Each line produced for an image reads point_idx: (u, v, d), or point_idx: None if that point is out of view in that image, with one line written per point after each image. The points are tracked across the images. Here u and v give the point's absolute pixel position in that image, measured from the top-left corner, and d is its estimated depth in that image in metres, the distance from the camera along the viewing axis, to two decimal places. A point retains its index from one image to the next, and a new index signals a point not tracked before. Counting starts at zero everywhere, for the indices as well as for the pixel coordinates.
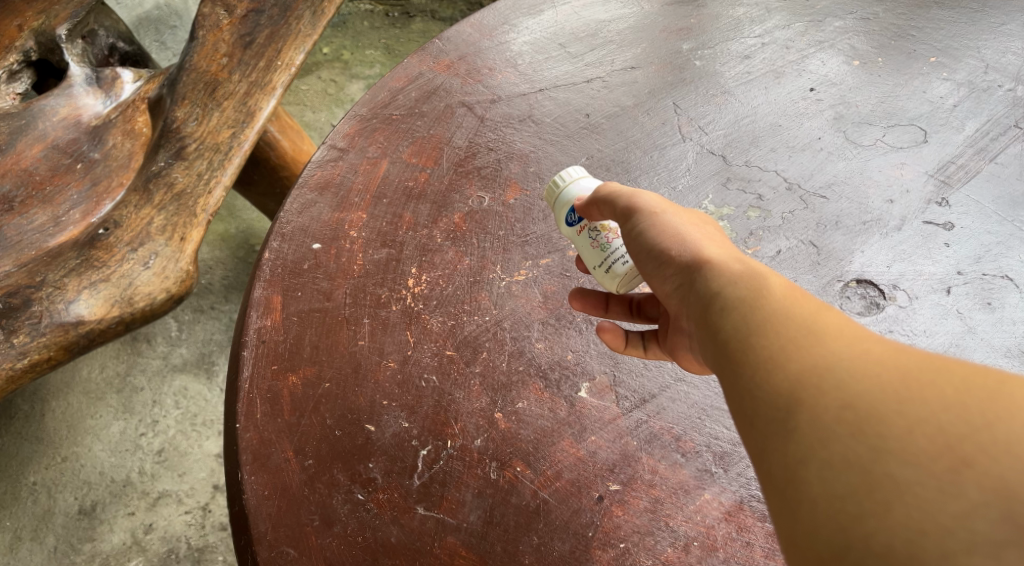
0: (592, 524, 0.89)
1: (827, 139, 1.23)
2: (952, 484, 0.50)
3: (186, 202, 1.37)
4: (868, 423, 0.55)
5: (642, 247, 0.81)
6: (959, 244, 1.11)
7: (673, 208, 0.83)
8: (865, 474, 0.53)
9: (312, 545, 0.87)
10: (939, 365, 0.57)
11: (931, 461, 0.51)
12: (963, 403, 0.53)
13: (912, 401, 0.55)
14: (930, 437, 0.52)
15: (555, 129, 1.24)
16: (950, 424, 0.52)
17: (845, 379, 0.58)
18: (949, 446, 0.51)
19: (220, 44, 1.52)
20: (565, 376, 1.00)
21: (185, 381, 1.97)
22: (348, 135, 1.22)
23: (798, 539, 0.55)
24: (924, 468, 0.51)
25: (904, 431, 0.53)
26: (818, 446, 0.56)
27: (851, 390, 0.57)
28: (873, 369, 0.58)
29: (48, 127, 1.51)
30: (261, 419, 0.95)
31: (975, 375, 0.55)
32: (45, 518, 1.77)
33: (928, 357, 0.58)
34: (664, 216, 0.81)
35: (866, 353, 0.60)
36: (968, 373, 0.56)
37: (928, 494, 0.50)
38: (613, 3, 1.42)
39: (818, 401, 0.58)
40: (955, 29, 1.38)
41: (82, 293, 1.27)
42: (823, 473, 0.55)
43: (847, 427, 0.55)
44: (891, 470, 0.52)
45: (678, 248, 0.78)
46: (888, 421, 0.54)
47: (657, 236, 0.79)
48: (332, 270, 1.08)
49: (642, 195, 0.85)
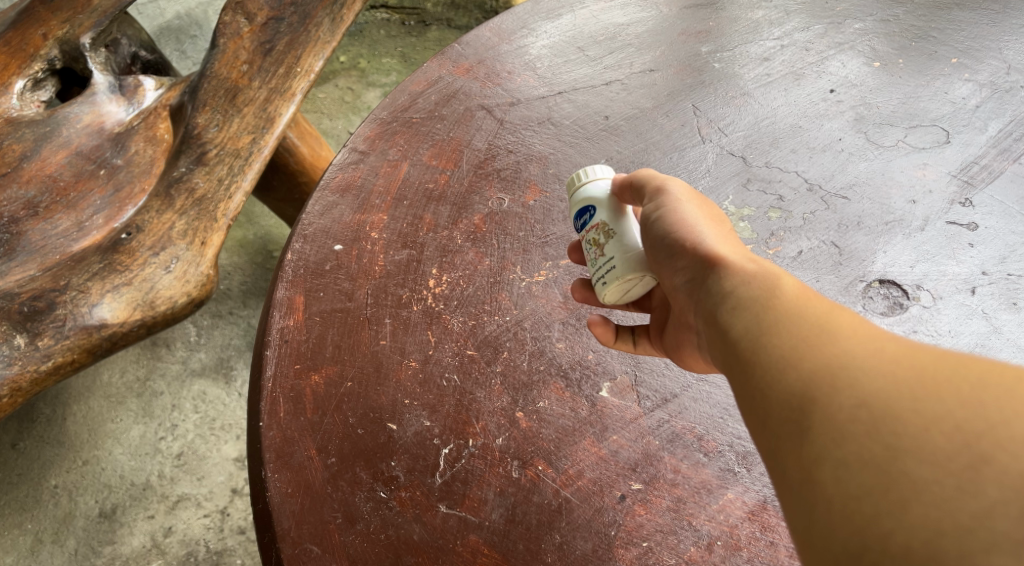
0: (614, 523, 0.89)
1: (849, 140, 1.23)
2: (971, 483, 0.51)
3: (207, 207, 1.39)
4: (883, 421, 0.56)
5: (659, 236, 0.84)
6: (984, 244, 1.11)
7: (695, 200, 0.87)
8: (882, 473, 0.54)
9: (335, 543, 0.87)
10: (954, 361, 0.58)
11: (949, 461, 0.52)
12: (979, 399, 0.54)
13: (928, 399, 0.56)
14: (947, 436, 0.53)
15: (574, 131, 1.25)
16: (966, 422, 0.53)
17: (859, 377, 0.59)
18: (967, 444, 0.52)
19: (241, 51, 1.53)
20: (586, 375, 1.00)
21: (204, 386, 1.98)
22: (369, 138, 1.23)
23: (815, 539, 0.56)
24: (942, 467, 0.52)
25: (920, 429, 0.54)
26: (832, 446, 0.57)
27: (865, 388, 0.58)
28: (887, 367, 0.59)
29: (72, 133, 1.53)
30: (284, 418, 0.96)
31: (990, 370, 0.56)
32: (66, 521, 1.78)
33: (942, 353, 0.59)
34: (685, 206, 0.85)
35: (879, 350, 0.61)
36: (983, 367, 0.56)
37: (946, 493, 0.51)
38: (632, 7, 1.43)
39: (831, 400, 0.59)
40: (977, 30, 1.37)
41: (105, 296, 1.28)
42: (839, 473, 0.56)
43: (862, 426, 0.56)
44: (907, 469, 0.53)
45: (695, 238, 0.80)
46: (903, 419, 0.55)
47: (675, 224, 0.82)
48: (354, 270, 1.09)
49: (668, 182, 0.88)
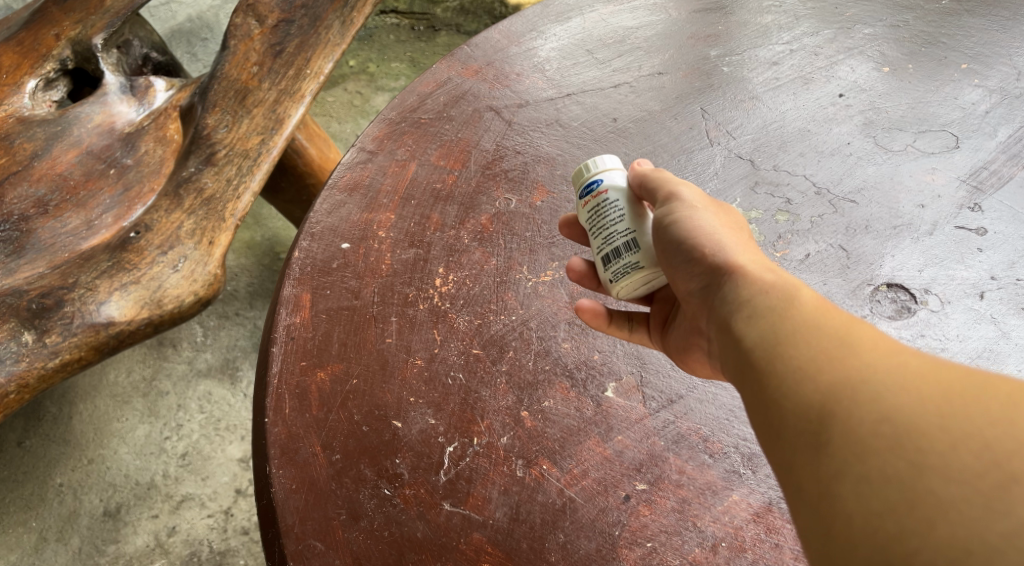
0: (619, 523, 0.89)
1: (857, 144, 1.22)
2: (1000, 502, 0.50)
3: (216, 207, 1.39)
4: (907, 436, 0.55)
5: (672, 237, 0.82)
6: (992, 249, 1.10)
7: (710, 205, 0.84)
8: (906, 490, 0.53)
9: (339, 539, 0.87)
10: (979, 379, 0.58)
11: (976, 478, 0.52)
12: (1009, 419, 0.54)
13: (955, 416, 0.55)
14: (975, 453, 0.53)
15: (582, 133, 1.25)
16: (995, 441, 0.53)
17: (882, 391, 0.59)
18: (996, 463, 0.52)
19: (252, 53, 1.54)
20: (591, 376, 1.00)
21: (210, 386, 1.99)
22: (377, 138, 1.24)
23: (833, 554, 0.56)
24: (969, 485, 0.52)
25: (945, 446, 0.54)
26: (852, 460, 0.57)
27: (888, 402, 0.58)
28: (910, 383, 0.59)
29: (83, 133, 1.55)
30: (290, 414, 0.96)
31: (1018, 391, 0.56)
32: (71, 519, 1.79)
33: (968, 370, 0.59)
34: (701, 212, 0.82)
35: (902, 363, 0.60)
36: (1011, 388, 0.56)
37: (974, 512, 0.51)
38: (641, 11, 1.43)
39: (851, 414, 0.59)
40: (987, 36, 1.37)
41: (114, 294, 1.29)
42: (859, 488, 0.55)
43: (885, 441, 0.56)
44: (933, 487, 0.53)
45: (708, 246, 0.78)
46: (929, 435, 0.55)
47: (688, 231, 0.80)
48: (361, 269, 1.09)
49: (681, 190, 0.85)
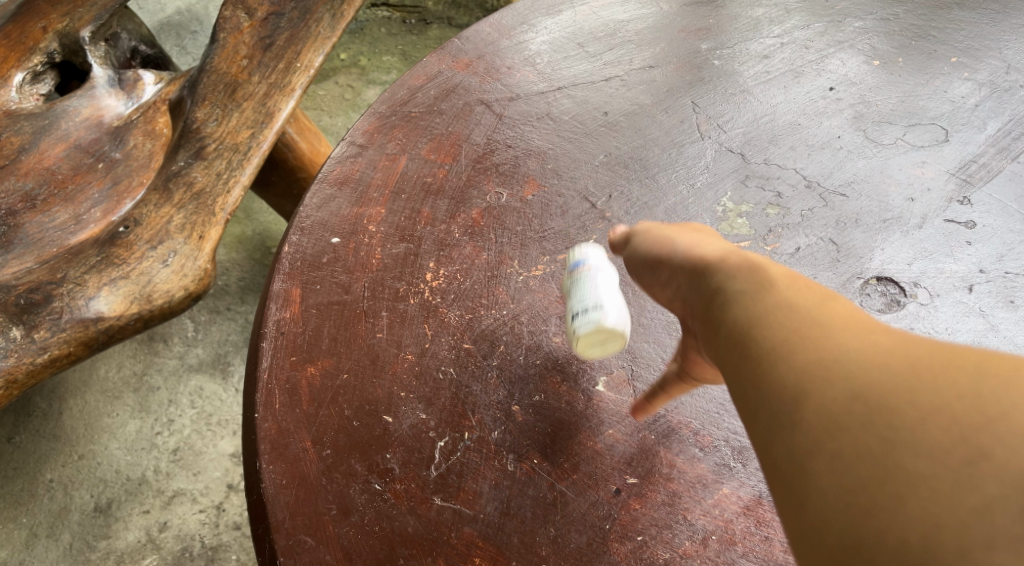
0: (609, 517, 0.88)
1: (847, 137, 1.22)
2: (969, 478, 0.48)
3: (205, 201, 1.38)
4: (878, 412, 0.53)
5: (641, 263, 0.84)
6: (981, 242, 1.10)
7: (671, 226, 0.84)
8: (877, 467, 0.51)
9: (329, 534, 0.87)
10: (954, 355, 0.55)
11: (946, 453, 0.49)
12: (982, 392, 0.51)
13: (926, 392, 0.52)
14: (945, 428, 0.50)
15: (573, 127, 1.25)
16: (964, 413, 0.50)
17: (853, 369, 0.56)
18: (964, 438, 0.49)
19: (241, 46, 1.54)
20: (582, 370, 1.00)
21: (201, 381, 1.98)
22: (367, 132, 1.23)
23: (808, 535, 0.53)
24: (940, 461, 0.49)
25: (917, 423, 0.51)
26: (824, 438, 0.55)
27: (859, 376, 0.56)
28: (884, 360, 0.56)
29: (71, 127, 1.54)
30: (280, 409, 0.95)
31: (994, 362, 0.53)
32: (61, 515, 1.78)
33: (942, 346, 0.56)
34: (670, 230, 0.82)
35: (874, 342, 0.58)
36: (987, 359, 0.53)
37: (944, 488, 0.48)
38: (632, 4, 1.43)
39: (821, 392, 0.56)
40: (976, 29, 1.38)
41: (103, 289, 1.28)
42: (832, 467, 0.53)
43: (856, 419, 0.54)
44: (905, 463, 0.50)
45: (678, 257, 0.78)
46: (900, 412, 0.52)
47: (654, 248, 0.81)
48: (351, 264, 1.08)
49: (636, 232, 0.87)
